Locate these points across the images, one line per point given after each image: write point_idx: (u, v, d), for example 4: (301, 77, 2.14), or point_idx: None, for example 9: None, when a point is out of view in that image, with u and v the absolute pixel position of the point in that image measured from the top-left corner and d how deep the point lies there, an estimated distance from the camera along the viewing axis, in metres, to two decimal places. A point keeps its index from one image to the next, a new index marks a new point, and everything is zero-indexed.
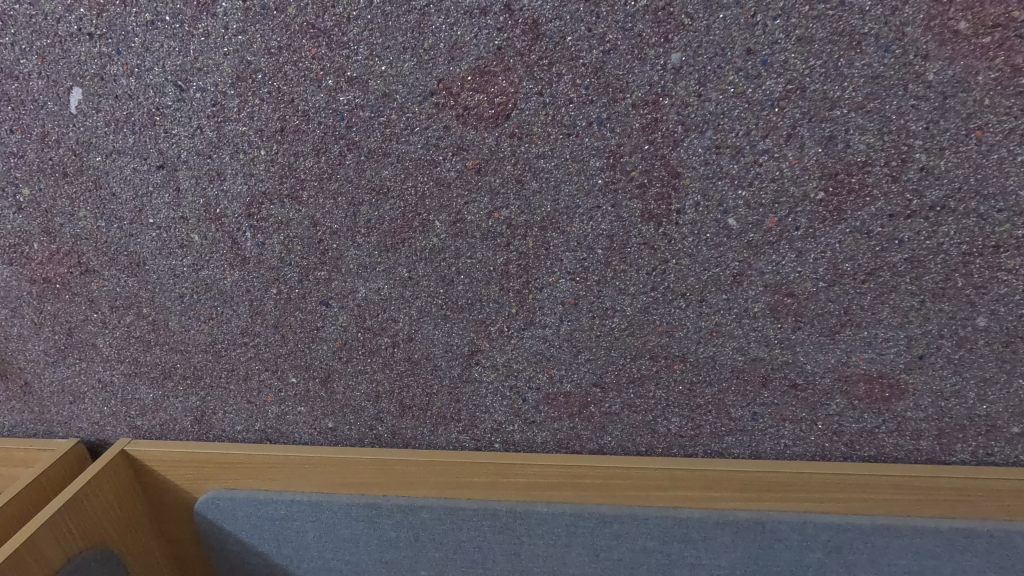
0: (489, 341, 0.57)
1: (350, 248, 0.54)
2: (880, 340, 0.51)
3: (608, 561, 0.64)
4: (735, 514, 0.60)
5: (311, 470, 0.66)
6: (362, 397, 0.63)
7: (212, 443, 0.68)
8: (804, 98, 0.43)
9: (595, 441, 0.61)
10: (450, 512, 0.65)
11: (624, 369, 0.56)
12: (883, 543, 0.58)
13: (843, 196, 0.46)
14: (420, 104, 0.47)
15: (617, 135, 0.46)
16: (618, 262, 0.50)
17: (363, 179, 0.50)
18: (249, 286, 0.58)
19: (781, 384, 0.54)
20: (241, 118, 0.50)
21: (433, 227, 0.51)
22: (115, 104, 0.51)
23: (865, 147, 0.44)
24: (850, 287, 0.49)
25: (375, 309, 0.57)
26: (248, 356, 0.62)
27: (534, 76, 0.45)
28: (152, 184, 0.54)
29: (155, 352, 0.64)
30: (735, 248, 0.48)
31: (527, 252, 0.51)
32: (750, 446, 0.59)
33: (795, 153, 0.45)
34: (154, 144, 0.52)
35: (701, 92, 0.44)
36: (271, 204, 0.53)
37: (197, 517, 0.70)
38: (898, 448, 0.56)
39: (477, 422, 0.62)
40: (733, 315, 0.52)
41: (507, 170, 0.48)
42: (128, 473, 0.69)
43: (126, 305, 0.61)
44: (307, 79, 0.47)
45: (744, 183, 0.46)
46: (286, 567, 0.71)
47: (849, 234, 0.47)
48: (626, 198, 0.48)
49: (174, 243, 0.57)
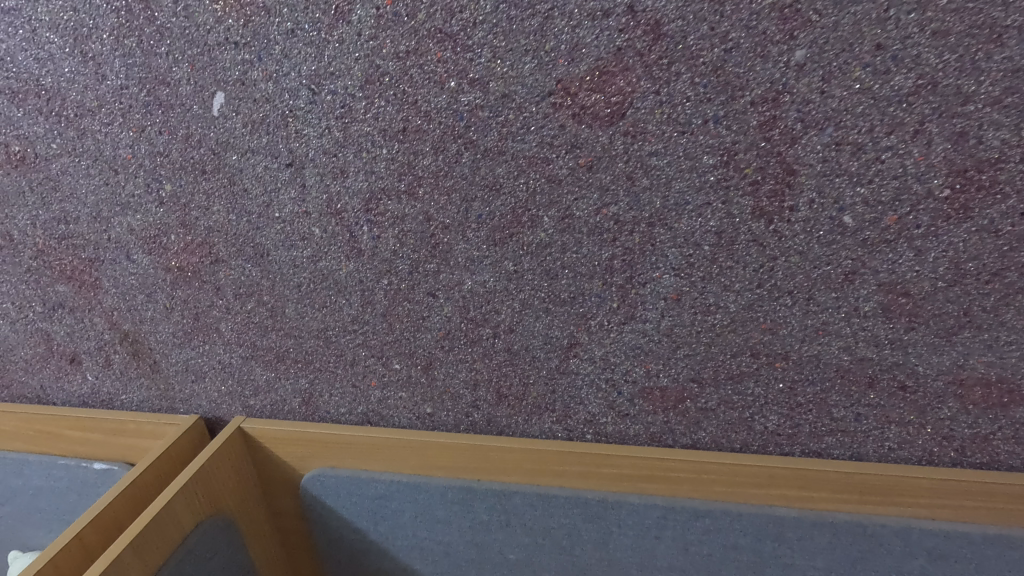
0: (589, 334, 0.58)
1: (460, 243, 0.56)
2: (1002, 344, 0.49)
3: (697, 554, 0.65)
4: (831, 516, 0.59)
5: (411, 453, 0.70)
6: (462, 384, 0.66)
7: (318, 424, 0.73)
8: (936, 94, 0.42)
9: (689, 436, 0.62)
10: (542, 499, 0.67)
11: (723, 365, 0.57)
12: (993, 554, 0.56)
13: (970, 193, 0.44)
14: (538, 104, 0.49)
15: (733, 133, 0.46)
16: (725, 259, 0.51)
17: (478, 176, 0.53)
18: (363, 276, 0.62)
19: (889, 385, 0.53)
20: (367, 119, 0.53)
21: (541, 223, 0.53)
22: (253, 106, 0.55)
23: (998, 143, 0.43)
24: (971, 288, 0.47)
25: (480, 301, 0.59)
26: (358, 342, 0.66)
27: (652, 75, 0.46)
28: (280, 181, 0.58)
29: (274, 336, 0.69)
30: (847, 246, 0.48)
31: (632, 248, 0.52)
32: (851, 448, 0.58)
33: (919, 150, 0.44)
34: (285, 144, 0.56)
35: (825, 88, 0.44)
36: (389, 199, 0.56)
37: (304, 491, 0.75)
38: (1016, 456, 0.54)
39: (572, 412, 0.64)
40: (842, 314, 0.51)
41: (618, 167, 0.49)
42: (242, 449, 0.75)
43: (250, 292, 0.66)
44: (431, 82, 0.50)
45: (862, 180, 0.46)
46: (382, 543, 0.75)
47: (975, 233, 0.45)
48: (738, 195, 0.48)
49: (297, 236, 0.61)
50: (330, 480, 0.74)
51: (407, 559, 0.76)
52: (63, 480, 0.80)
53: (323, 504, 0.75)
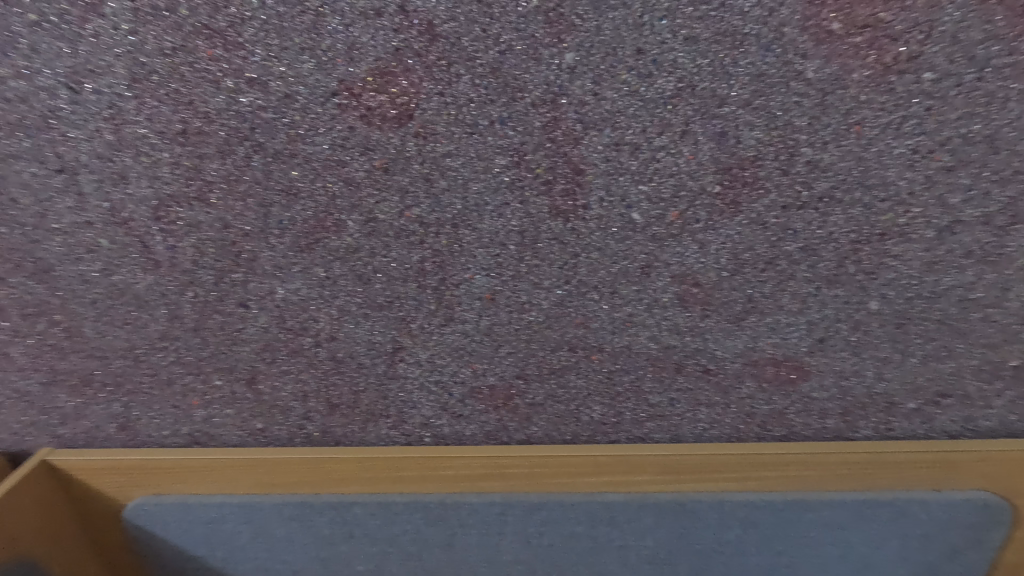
0: (411, 338, 0.57)
1: (264, 250, 0.53)
2: (783, 326, 0.53)
3: (541, 546, 0.66)
4: (657, 497, 0.62)
5: (241, 472, 0.65)
6: (289, 397, 0.63)
7: (138, 450, 0.67)
8: (695, 97, 0.45)
9: (521, 431, 0.62)
10: (382, 507, 0.65)
11: (544, 360, 0.57)
12: (796, 515, 0.61)
13: (739, 189, 0.47)
14: (323, 105, 0.47)
15: (520, 133, 0.46)
16: (532, 258, 0.51)
17: (272, 180, 0.50)
18: (164, 290, 0.57)
19: (694, 370, 0.56)
20: (141, 121, 0.49)
21: (346, 227, 0.51)
22: (6, 107, 0.49)
23: (752, 143, 0.46)
24: (752, 276, 0.51)
25: (295, 309, 0.57)
26: (169, 360, 0.61)
27: (433, 76, 0.45)
28: (52, 189, 0.52)
29: (70, 359, 0.62)
30: (641, 241, 0.50)
31: (442, 250, 0.52)
32: (669, 430, 0.61)
33: (687, 150, 0.46)
34: (51, 148, 0.51)
35: (597, 90, 0.45)
36: (180, 207, 0.52)
37: (128, 523, 0.69)
38: (807, 427, 0.59)
39: (405, 417, 0.63)
40: (644, 306, 0.53)
41: (415, 169, 0.48)
42: (51, 482, 0.67)
43: (37, 312, 0.60)
44: (205, 80, 0.47)
45: (645, 178, 0.47)
46: (223, 569, 0.70)
47: (747, 226, 0.49)
48: (533, 194, 0.48)
49: (82, 249, 0.55)
50: (155, 507, 0.68)
51: None
52: None
53: (152, 534, 0.69)
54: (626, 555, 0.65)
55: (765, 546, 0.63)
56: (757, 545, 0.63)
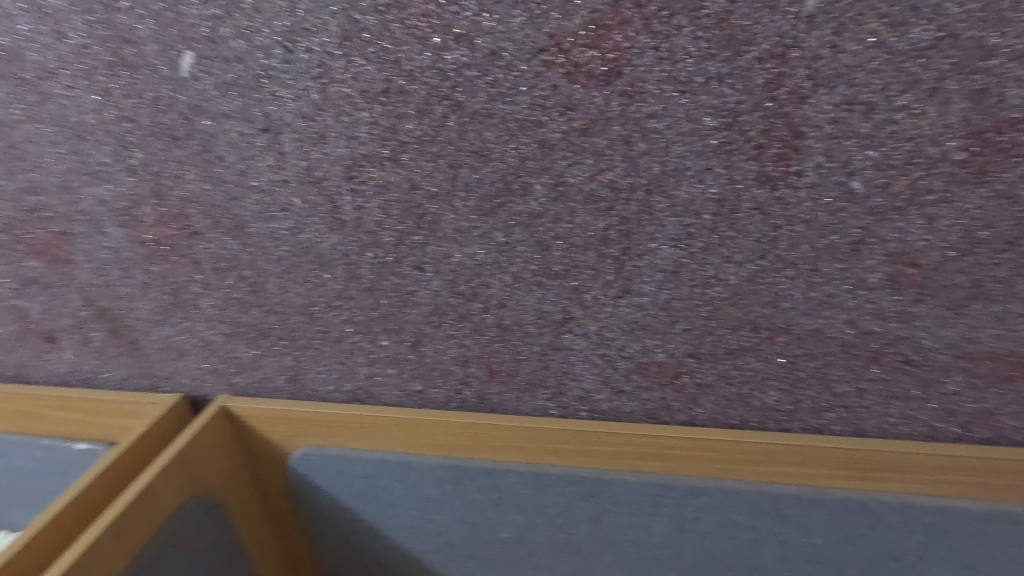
0: (582, 309, 0.56)
1: (447, 213, 0.53)
2: (1014, 316, 0.47)
3: (694, 532, 0.63)
4: (831, 493, 0.58)
5: (399, 432, 0.67)
6: (452, 360, 0.63)
7: (305, 402, 0.70)
8: (958, 47, 0.40)
9: (685, 412, 0.60)
10: (534, 478, 0.65)
11: (723, 340, 0.54)
12: (993, 528, 0.55)
13: (988, 156, 0.42)
14: (530, 62, 0.46)
15: (738, 92, 0.43)
16: (725, 228, 0.48)
17: (466, 141, 0.50)
18: (347, 249, 0.59)
19: (894, 360, 0.51)
20: (346, 80, 0.50)
21: (534, 191, 0.50)
22: (224, 67, 0.52)
23: (1021, 102, 0.40)
24: (984, 257, 0.45)
25: (468, 274, 0.57)
26: (343, 318, 0.64)
27: (651, 30, 0.43)
28: (255, 148, 0.55)
29: (254, 313, 0.66)
30: (855, 213, 0.46)
31: (628, 218, 0.50)
32: (852, 423, 0.56)
33: (937, 110, 0.41)
34: (260, 107, 0.53)
35: (836, 42, 0.41)
36: (372, 167, 0.53)
37: (291, 471, 0.73)
38: (1022, 432, 0.52)
39: (566, 389, 0.62)
40: (847, 286, 0.49)
41: (615, 130, 0.46)
42: (228, 427, 0.73)
43: (229, 266, 0.64)
44: (413, 37, 0.47)
45: (873, 142, 0.43)
46: (374, 522, 0.73)
47: (991, 199, 0.43)
48: (741, 159, 0.45)
49: (276, 207, 0.58)
50: (318, 458, 0.72)
51: (398, 539, 0.74)
52: (44, 460, 0.78)
53: (313, 483, 0.73)
54: (787, 550, 0.61)
55: (953, 559, 0.57)
56: (943, 558, 0.57)
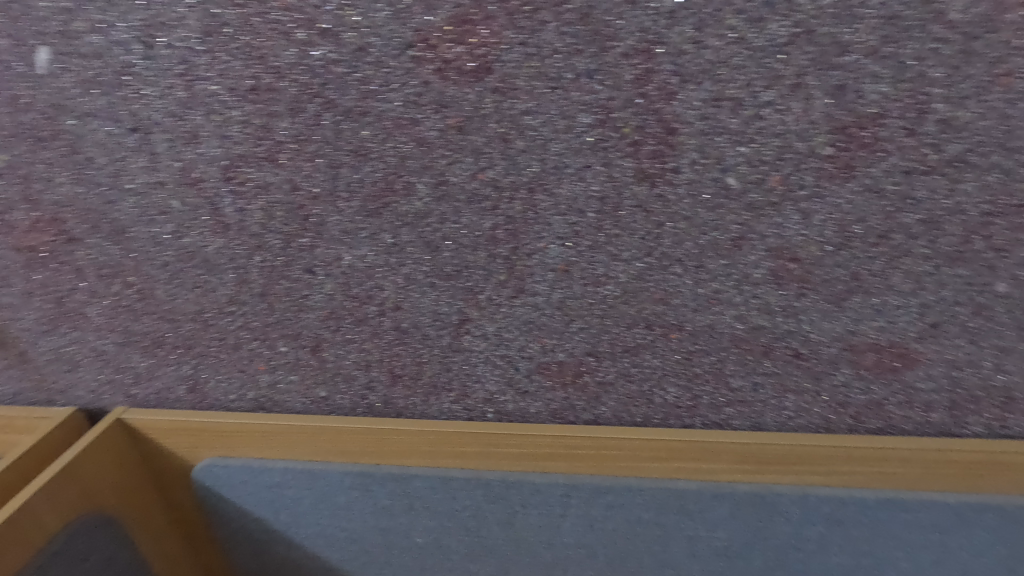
0: (478, 310, 0.55)
1: (331, 214, 0.52)
2: (891, 307, 0.48)
3: (604, 531, 0.63)
4: (733, 487, 0.58)
5: (303, 440, 0.65)
6: (351, 365, 0.61)
7: (206, 412, 0.67)
8: (815, 43, 0.40)
9: (589, 411, 0.59)
10: (443, 482, 0.64)
11: (618, 338, 0.54)
12: (887, 515, 0.56)
13: (854, 151, 0.42)
14: (398, 58, 0.44)
15: (608, 88, 0.43)
16: (610, 226, 0.48)
17: (342, 140, 0.48)
18: (233, 253, 0.56)
19: (783, 354, 0.52)
20: (212, 77, 0.48)
21: (417, 190, 0.49)
22: (83, 63, 0.49)
23: (879, 97, 0.40)
24: (859, 251, 0.46)
25: (359, 276, 0.55)
26: (236, 325, 0.61)
27: (516, 25, 0.42)
28: (126, 148, 0.52)
29: (142, 321, 0.63)
30: (735, 209, 0.46)
31: (514, 217, 0.49)
32: (749, 417, 0.56)
33: (802, 105, 0.41)
34: (126, 106, 0.50)
35: (700, 38, 0.41)
36: (249, 167, 0.51)
37: (195, 484, 0.70)
38: (908, 421, 0.53)
39: (469, 391, 0.61)
40: (732, 282, 0.49)
41: (491, 128, 0.45)
42: (127, 440, 0.69)
43: (112, 273, 0.60)
44: (277, 32, 0.45)
45: (746, 138, 0.43)
46: (285, 533, 0.71)
47: (860, 193, 0.44)
48: (619, 156, 0.45)
49: (155, 211, 0.55)
50: (222, 469, 0.69)
51: (312, 550, 0.71)
52: None
53: (218, 495, 0.70)
54: (696, 545, 0.62)
55: (851, 546, 0.58)
56: (841, 545, 0.58)
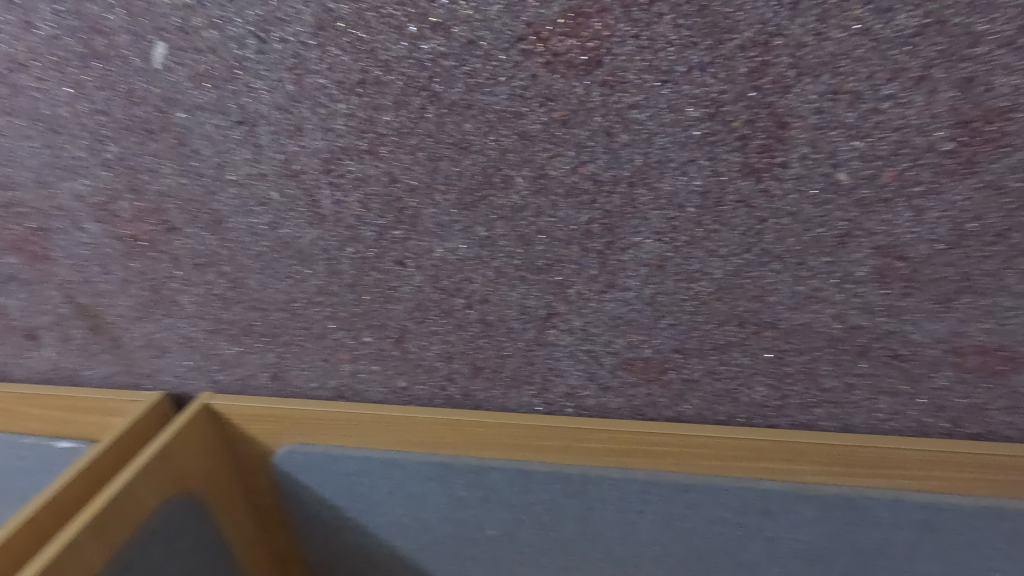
0: (566, 304, 0.55)
1: (427, 206, 0.52)
2: (1003, 309, 0.46)
3: (682, 529, 0.63)
4: (819, 489, 0.57)
5: (384, 429, 0.66)
6: (435, 357, 0.62)
7: (289, 399, 0.69)
8: (945, 34, 0.39)
9: (673, 408, 0.59)
10: (521, 475, 0.64)
11: (709, 335, 0.53)
12: (984, 524, 0.54)
13: (977, 146, 0.41)
14: (507, 52, 0.45)
15: (720, 81, 0.42)
16: (709, 221, 0.47)
17: (444, 133, 0.49)
18: (327, 244, 0.57)
19: (883, 355, 0.50)
20: (320, 70, 0.49)
21: (515, 183, 0.49)
22: (197, 57, 0.51)
23: (1010, 90, 0.39)
24: (972, 250, 0.44)
25: (450, 269, 0.56)
26: (325, 314, 0.62)
27: (631, 17, 0.42)
28: (231, 140, 0.54)
29: (235, 309, 0.65)
30: (842, 205, 0.45)
31: (611, 211, 0.49)
32: (840, 419, 0.55)
33: (923, 99, 0.40)
34: (234, 99, 0.52)
35: (821, 30, 0.40)
36: (350, 160, 0.52)
37: (276, 469, 0.72)
38: (1012, 427, 0.52)
39: (551, 385, 0.61)
40: (833, 280, 0.48)
41: (596, 121, 0.45)
42: (211, 425, 0.72)
43: (208, 262, 0.62)
44: (388, 26, 0.46)
45: (859, 133, 0.42)
46: (360, 520, 0.72)
47: (980, 190, 0.42)
48: (725, 151, 0.44)
49: (254, 201, 0.57)
50: (302, 456, 0.71)
51: (385, 538, 0.73)
52: (30, 458, 0.77)
53: (298, 481, 0.72)
54: (776, 547, 0.61)
55: (942, 555, 0.57)
56: (932, 553, 0.57)
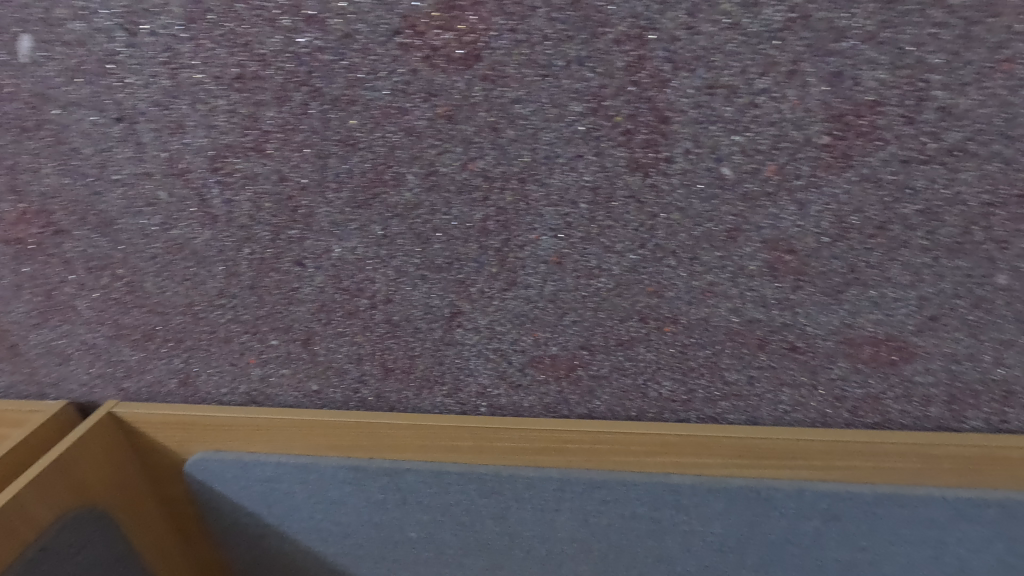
0: (470, 302, 0.54)
1: (320, 205, 0.51)
2: (889, 300, 0.47)
3: (599, 525, 0.62)
4: (728, 481, 0.57)
5: (296, 434, 0.64)
6: (343, 359, 0.61)
7: (198, 406, 0.67)
8: (812, 28, 0.39)
9: (583, 405, 0.59)
10: (436, 476, 0.63)
11: (612, 331, 0.53)
12: (884, 510, 0.55)
13: (851, 140, 0.41)
14: (385, 45, 0.43)
15: (600, 75, 0.42)
16: (603, 217, 0.47)
17: (330, 130, 0.47)
18: (222, 245, 0.55)
19: (779, 347, 0.51)
20: (197, 65, 0.47)
21: (406, 181, 0.48)
22: (66, 51, 0.48)
23: (876, 84, 0.40)
24: (856, 242, 0.45)
25: (350, 268, 0.54)
26: (226, 318, 0.60)
27: (506, 11, 0.41)
28: (111, 138, 0.51)
29: (132, 314, 0.62)
30: (729, 199, 0.45)
31: (506, 208, 0.48)
32: (744, 411, 0.56)
33: (797, 93, 0.40)
34: (111, 95, 0.49)
35: (694, 23, 0.40)
36: (237, 157, 0.50)
37: (187, 478, 0.70)
38: (905, 414, 0.53)
39: (461, 385, 0.60)
40: (728, 274, 0.48)
41: (482, 117, 0.44)
42: (118, 434, 0.69)
43: (100, 266, 0.60)
44: (261, 19, 0.44)
45: (740, 127, 0.42)
46: (278, 528, 0.70)
47: (858, 183, 0.43)
48: (611, 146, 0.44)
49: (142, 202, 0.54)
50: (214, 463, 0.68)
51: (305, 544, 0.71)
52: None
53: (211, 489, 0.70)
54: (691, 540, 0.61)
55: (847, 541, 0.58)
56: (837, 540, 0.58)
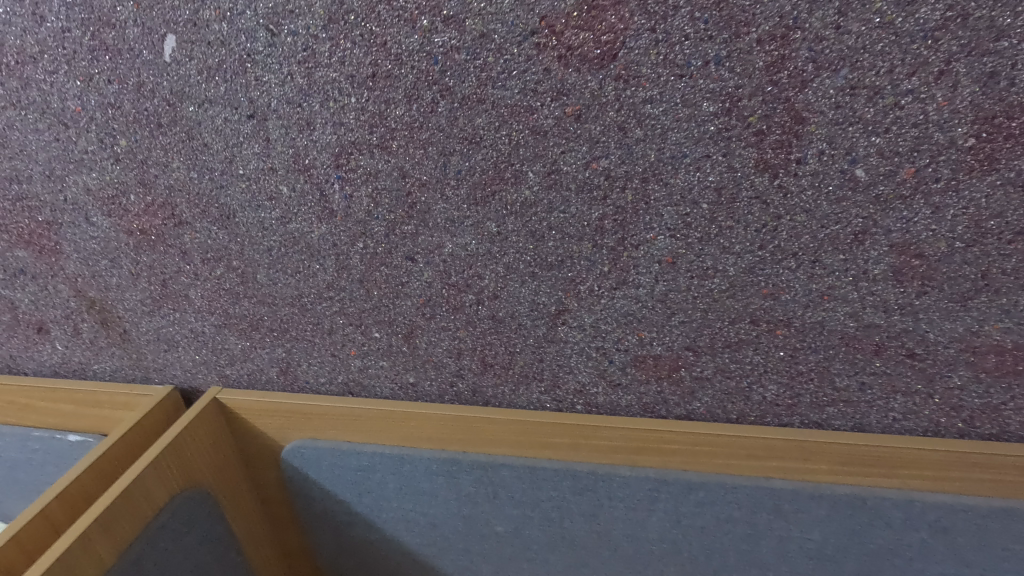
0: (577, 300, 0.54)
1: (437, 202, 0.52)
2: (1022, 309, 0.46)
3: (691, 528, 0.62)
4: (831, 489, 0.57)
5: (393, 425, 0.66)
6: (444, 353, 0.62)
7: (298, 394, 0.69)
8: (969, 27, 0.38)
9: (683, 406, 0.58)
10: (529, 471, 0.64)
11: (721, 333, 0.53)
12: (999, 526, 0.54)
13: (998, 142, 0.40)
14: (520, 45, 0.44)
15: (736, 76, 0.42)
16: (723, 218, 0.47)
17: (456, 128, 0.48)
18: (337, 239, 0.57)
19: (897, 354, 0.50)
20: (331, 64, 0.48)
21: (526, 179, 0.49)
22: (207, 51, 0.51)
23: None
24: (991, 248, 0.44)
25: (460, 264, 0.55)
26: (334, 310, 0.62)
27: (646, 10, 0.41)
28: (241, 134, 0.54)
29: (244, 304, 0.65)
30: (858, 201, 0.44)
31: (624, 207, 0.48)
32: (853, 418, 0.55)
33: (946, 94, 0.40)
34: (244, 93, 0.52)
35: (841, 23, 0.39)
36: (361, 154, 0.52)
37: (284, 464, 0.72)
38: None
39: (561, 382, 0.61)
40: (848, 278, 0.47)
41: (609, 116, 0.45)
42: (220, 419, 0.72)
43: (218, 257, 0.62)
44: (399, 19, 0.45)
45: (879, 128, 0.42)
46: (368, 515, 0.72)
47: (1000, 187, 0.42)
48: (740, 146, 0.44)
49: (264, 196, 0.57)
50: (310, 451, 0.71)
51: (393, 533, 0.73)
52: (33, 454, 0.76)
53: (306, 475, 0.72)
54: (786, 546, 0.60)
55: (955, 556, 0.56)
56: (944, 554, 0.56)
